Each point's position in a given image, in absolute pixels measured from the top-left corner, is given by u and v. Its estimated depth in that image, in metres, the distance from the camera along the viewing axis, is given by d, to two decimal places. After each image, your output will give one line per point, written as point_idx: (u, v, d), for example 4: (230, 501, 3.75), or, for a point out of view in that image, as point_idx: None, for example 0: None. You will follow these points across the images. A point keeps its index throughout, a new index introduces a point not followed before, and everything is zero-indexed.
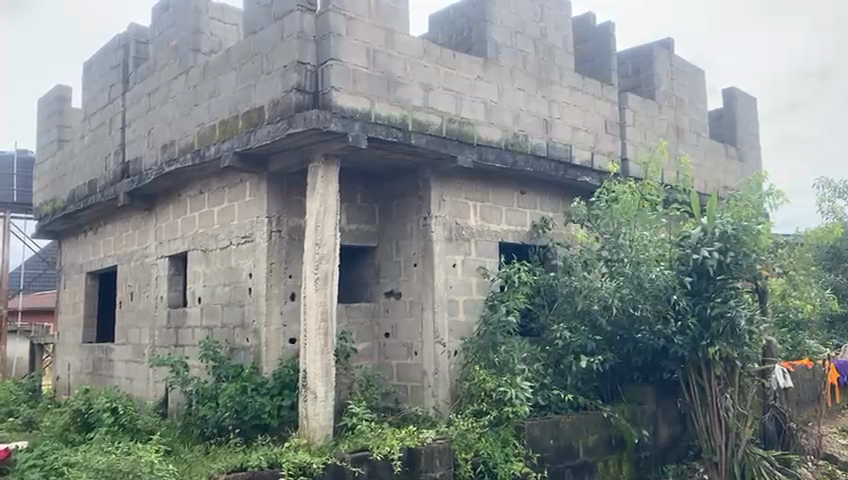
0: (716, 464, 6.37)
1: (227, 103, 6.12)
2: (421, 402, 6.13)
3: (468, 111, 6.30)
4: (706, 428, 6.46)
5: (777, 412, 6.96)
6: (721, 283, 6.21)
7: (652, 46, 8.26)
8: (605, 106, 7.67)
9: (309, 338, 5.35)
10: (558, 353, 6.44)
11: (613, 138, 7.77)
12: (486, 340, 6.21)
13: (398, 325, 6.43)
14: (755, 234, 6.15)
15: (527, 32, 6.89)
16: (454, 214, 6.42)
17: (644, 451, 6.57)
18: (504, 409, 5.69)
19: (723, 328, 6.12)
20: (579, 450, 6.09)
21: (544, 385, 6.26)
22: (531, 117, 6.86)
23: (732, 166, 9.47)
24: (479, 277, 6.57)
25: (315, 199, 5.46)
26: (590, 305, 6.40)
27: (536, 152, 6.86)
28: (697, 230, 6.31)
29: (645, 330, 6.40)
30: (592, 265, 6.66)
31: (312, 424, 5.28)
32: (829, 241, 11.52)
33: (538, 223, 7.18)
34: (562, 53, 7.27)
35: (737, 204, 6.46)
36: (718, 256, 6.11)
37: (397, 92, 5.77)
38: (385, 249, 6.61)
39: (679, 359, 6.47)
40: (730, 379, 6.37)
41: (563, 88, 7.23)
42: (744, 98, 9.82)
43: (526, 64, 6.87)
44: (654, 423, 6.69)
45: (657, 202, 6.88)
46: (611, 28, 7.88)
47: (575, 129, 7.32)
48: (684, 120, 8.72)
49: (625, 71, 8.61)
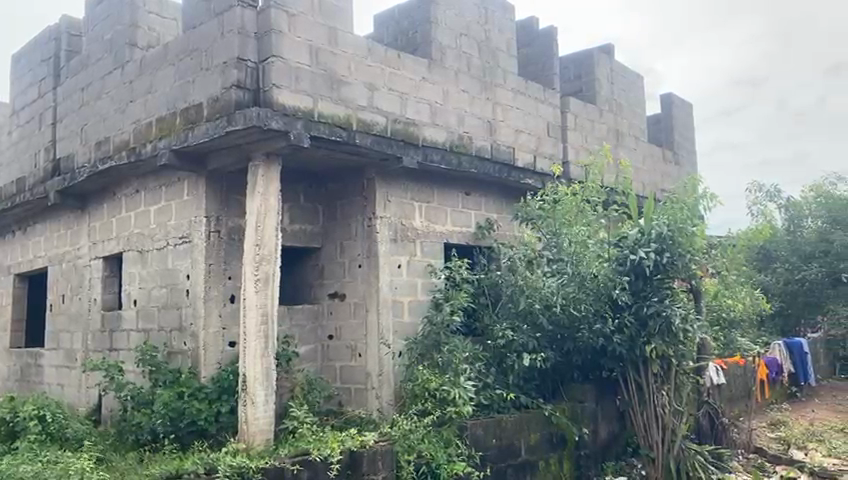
0: (653, 460, 6.53)
1: (164, 100, 5.94)
2: (365, 405, 6.08)
3: (412, 111, 6.29)
4: (643, 425, 6.63)
5: (710, 408, 7.18)
6: (658, 283, 6.41)
7: (592, 51, 8.44)
8: (547, 110, 7.80)
9: (249, 342, 5.22)
10: (500, 353, 6.48)
11: (556, 141, 7.90)
12: (430, 340, 6.20)
13: (342, 327, 6.36)
14: (689, 235, 6.36)
15: (471, 35, 6.93)
16: (399, 215, 6.40)
17: (584, 449, 6.65)
18: (447, 409, 5.68)
19: (659, 327, 6.29)
20: (521, 449, 6.13)
21: (487, 385, 6.28)
22: (475, 119, 6.91)
23: (670, 169, 9.76)
24: (424, 278, 6.59)
25: (255, 198, 5.35)
26: (532, 304, 6.46)
27: (480, 154, 6.92)
28: (634, 232, 6.49)
29: (585, 329, 6.51)
30: (536, 263, 6.72)
31: (251, 429, 5.16)
32: (758, 242, 12.05)
33: (483, 224, 7.23)
34: (506, 56, 7.34)
35: (672, 205, 6.66)
36: (654, 256, 6.27)
37: (340, 91, 5.71)
38: (329, 250, 6.54)
39: (618, 357, 6.60)
40: (666, 377, 6.53)
41: (506, 91, 7.30)
42: (681, 103, 10.13)
43: (471, 66, 6.91)
44: (593, 421, 6.78)
45: (597, 203, 7.04)
46: (554, 32, 8.01)
47: (519, 132, 7.40)
48: (623, 124, 8.93)
49: (567, 76, 8.76)
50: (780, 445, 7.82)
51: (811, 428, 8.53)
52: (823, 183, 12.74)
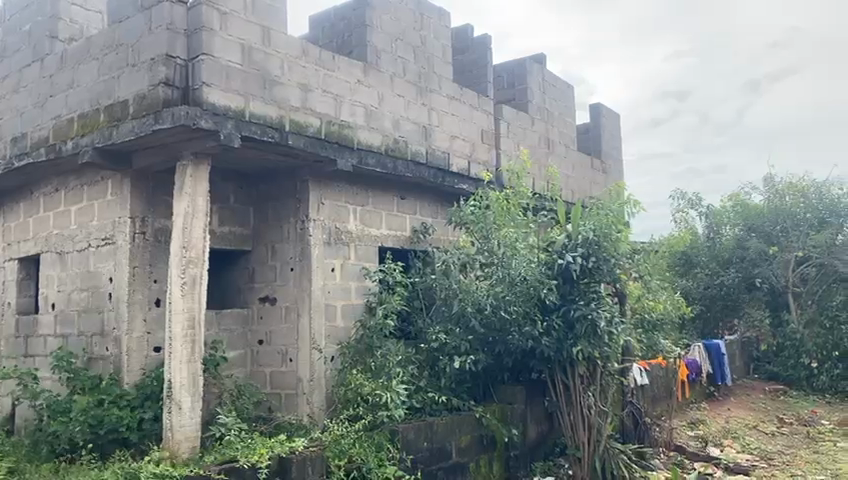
0: (579, 460, 6.67)
1: (87, 95, 5.70)
2: (295, 410, 6.00)
3: (347, 113, 6.26)
4: (570, 425, 6.78)
5: (634, 408, 7.39)
6: (584, 287, 6.54)
7: (525, 61, 8.63)
8: (481, 116, 7.91)
9: (174, 347, 5.07)
10: (434, 356, 6.59)
11: (489, 147, 8.02)
12: (363, 344, 6.27)
13: (272, 332, 6.26)
14: (614, 241, 6.58)
15: (406, 39, 6.96)
16: (333, 217, 6.36)
17: (513, 450, 6.74)
18: (379, 413, 5.70)
19: (586, 329, 6.43)
20: (452, 451, 6.14)
21: (420, 388, 6.33)
22: (410, 124, 6.93)
23: (597, 177, 10.07)
24: (358, 281, 6.56)
25: (182, 199, 5.20)
26: (465, 307, 6.57)
27: (415, 158, 6.95)
28: (562, 236, 6.66)
29: (515, 332, 6.58)
30: (468, 267, 6.86)
31: (176, 436, 5.00)
32: (680, 248, 12.56)
33: (418, 228, 7.25)
34: (440, 61, 7.40)
35: (599, 210, 6.81)
36: (581, 261, 6.44)
37: (273, 91, 5.62)
38: (260, 252, 6.43)
39: (546, 359, 6.73)
40: (592, 377, 6.73)
41: (441, 97, 7.36)
42: (609, 113, 10.48)
43: (406, 70, 6.94)
44: (522, 423, 6.88)
45: (527, 207, 7.20)
46: (488, 41, 8.13)
47: (453, 137, 7.48)
48: (555, 132, 9.15)
49: (500, 84, 8.92)
50: (698, 441, 8.13)
51: (727, 426, 8.93)
52: (741, 192, 13.29)
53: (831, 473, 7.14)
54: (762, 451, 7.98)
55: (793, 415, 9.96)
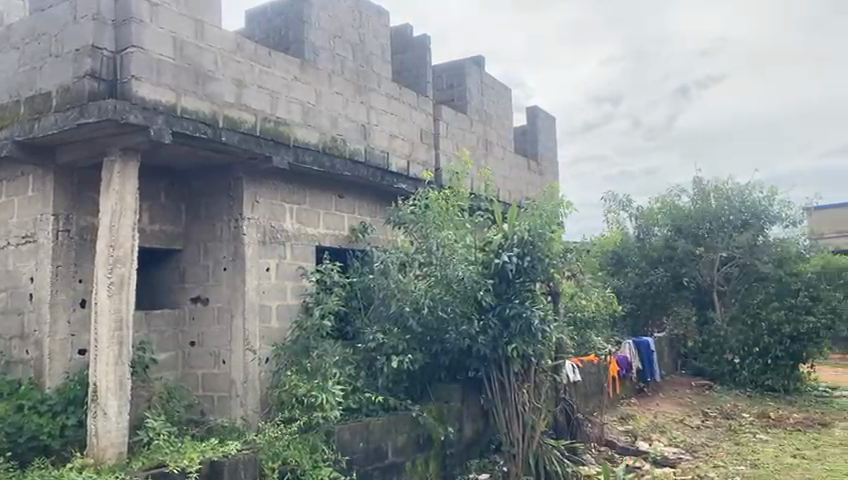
0: (514, 456, 6.76)
1: (6, 86, 5.44)
2: (228, 414, 5.88)
3: (283, 111, 6.17)
4: (505, 422, 6.87)
5: (566, 404, 7.52)
6: (519, 286, 6.66)
7: (464, 62, 8.70)
8: (420, 117, 7.93)
9: (100, 349, 4.89)
10: (371, 356, 6.52)
11: (428, 147, 8.05)
12: (299, 345, 6.20)
13: (204, 333, 6.12)
14: (549, 240, 6.67)
15: (345, 37, 6.91)
16: (268, 216, 6.25)
17: (449, 448, 6.78)
18: (315, 414, 5.64)
19: (521, 327, 6.56)
20: (388, 450, 6.13)
21: (356, 388, 6.28)
22: (348, 122, 6.88)
23: (534, 179, 10.25)
24: (295, 281, 6.47)
25: (109, 196, 5.01)
26: (403, 307, 6.59)
27: (353, 157, 6.91)
28: (498, 236, 6.76)
29: (452, 331, 6.64)
30: (408, 266, 6.83)
31: (101, 442, 4.82)
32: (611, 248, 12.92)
33: (357, 227, 7.22)
34: (379, 60, 7.38)
35: (534, 209, 6.92)
36: (516, 260, 6.59)
37: (206, 87, 5.49)
38: (193, 251, 6.27)
39: (483, 358, 6.83)
40: (526, 375, 6.84)
41: (380, 96, 7.34)
42: (545, 116, 10.70)
43: (344, 68, 6.89)
44: (459, 421, 6.93)
45: (464, 208, 7.25)
46: (427, 41, 8.16)
47: (392, 136, 7.47)
48: (492, 134, 9.26)
49: (440, 84, 8.95)
50: (628, 436, 8.34)
51: (655, 421, 9.23)
52: (669, 194, 13.76)
53: (750, 463, 7.48)
54: (688, 444, 8.29)
55: (717, 409, 10.40)
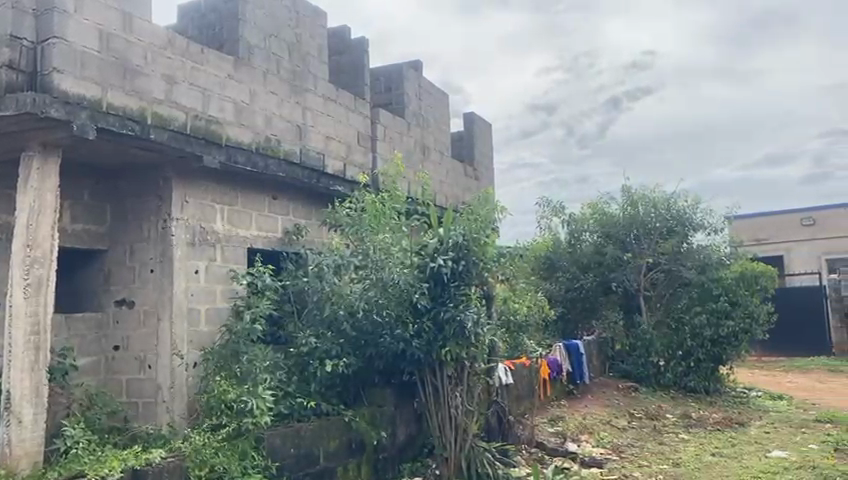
0: (446, 460, 6.76)
1: None
2: (154, 420, 5.72)
3: (216, 109, 6.03)
4: (438, 426, 6.85)
5: (499, 406, 7.61)
6: (455, 289, 6.54)
7: (402, 65, 8.72)
8: (357, 119, 7.89)
9: (14, 353, 4.63)
10: (303, 360, 6.50)
11: (365, 150, 8.02)
12: (229, 349, 6.06)
13: (129, 337, 5.91)
14: (483, 244, 6.64)
15: (280, 36, 6.82)
16: (198, 216, 6.09)
17: (382, 452, 6.77)
18: (244, 420, 5.50)
19: (455, 331, 6.48)
20: (319, 455, 6.05)
21: (288, 393, 6.22)
22: (283, 122, 6.78)
23: (470, 184, 10.37)
24: (225, 284, 6.34)
25: (27, 193, 4.76)
26: (338, 310, 6.63)
27: (288, 158, 6.81)
28: (433, 240, 6.64)
29: (387, 335, 6.59)
30: (343, 270, 6.85)
31: (15, 452, 4.58)
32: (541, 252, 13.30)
33: (291, 229, 7.14)
34: (316, 61, 7.31)
35: (469, 213, 6.88)
36: (451, 264, 6.49)
37: (134, 82, 5.31)
38: (118, 252, 6.04)
39: (417, 361, 6.71)
40: (459, 377, 6.87)
41: (317, 97, 7.27)
42: (482, 123, 10.87)
43: (280, 68, 6.80)
44: (392, 425, 6.92)
45: (400, 211, 7.21)
46: (365, 43, 8.15)
47: (328, 138, 7.40)
48: (430, 138, 9.32)
49: (377, 87, 8.94)
50: (558, 438, 8.51)
51: (584, 422, 9.46)
52: (599, 201, 14.07)
53: (673, 462, 7.76)
54: (614, 445, 8.53)
55: (642, 410, 10.76)
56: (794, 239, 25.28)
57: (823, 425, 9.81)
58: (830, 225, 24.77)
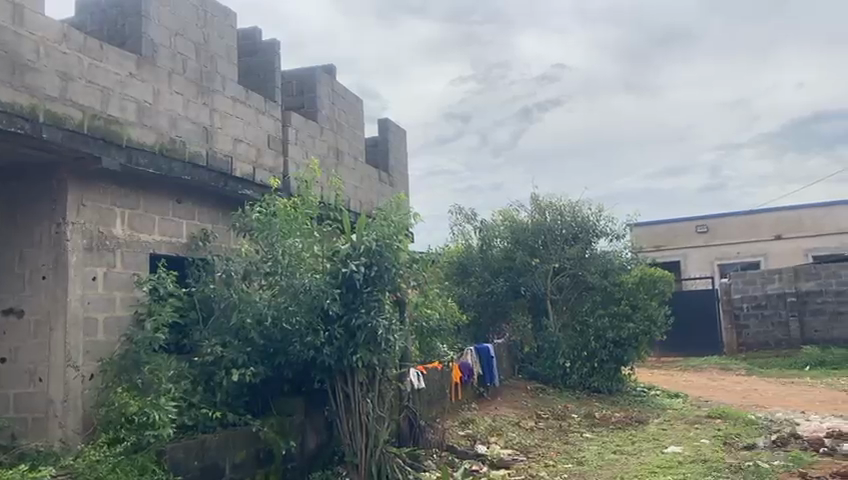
0: (356, 466, 6.72)
1: None
2: (44, 436, 5.39)
3: (116, 109, 5.76)
4: (348, 432, 6.80)
5: (410, 410, 7.70)
6: (367, 296, 6.47)
7: (314, 70, 8.71)
8: (268, 122, 7.74)
9: None
10: (208, 370, 6.30)
11: (275, 154, 7.87)
12: (129, 360, 5.81)
13: (18, 349, 5.55)
14: (396, 251, 6.63)
15: (187, 35, 6.62)
16: (96, 221, 5.81)
17: (291, 462, 6.65)
18: (145, 433, 5.28)
19: (366, 337, 6.45)
20: (225, 468, 5.87)
21: (193, 404, 6.00)
22: (189, 124, 6.57)
23: (384, 189, 10.38)
24: (125, 291, 6.04)
25: None
26: (244, 319, 6.43)
27: (194, 161, 6.59)
28: (346, 245, 6.60)
29: (297, 343, 6.46)
30: (251, 275, 6.76)
31: None
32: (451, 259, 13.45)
33: (197, 234, 6.91)
34: (225, 62, 7.13)
35: (383, 218, 6.84)
36: (363, 270, 6.45)
37: (25, 78, 5.00)
38: (6, 257, 5.66)
39: (327, 368, 6.66)
40: (371, 383, 6.82)
41: (225, 98, 7.08)
42: (396, 129, 10.93)
43: (186, 67, 6.58)
44: (301, 434, 6.80)
45: (313, 215, 7.09)
46: (276, 45, 8.03)
47: (237, 141, 7.22)
48: (343, 143, 9.27)
49: (289, 90, 8.83)
50: (468, 440, 8.63)
51: (493, 424, 9.65)
52: (510, 209, 14.34)
53: (577, 461, 8.05)
54: (522, 445, 8.75)
55: (549, 410, 11.14)
56: (689, 245, 26.82)
57: (714, 421, 10.44)
58: (721, 233, 26.45)
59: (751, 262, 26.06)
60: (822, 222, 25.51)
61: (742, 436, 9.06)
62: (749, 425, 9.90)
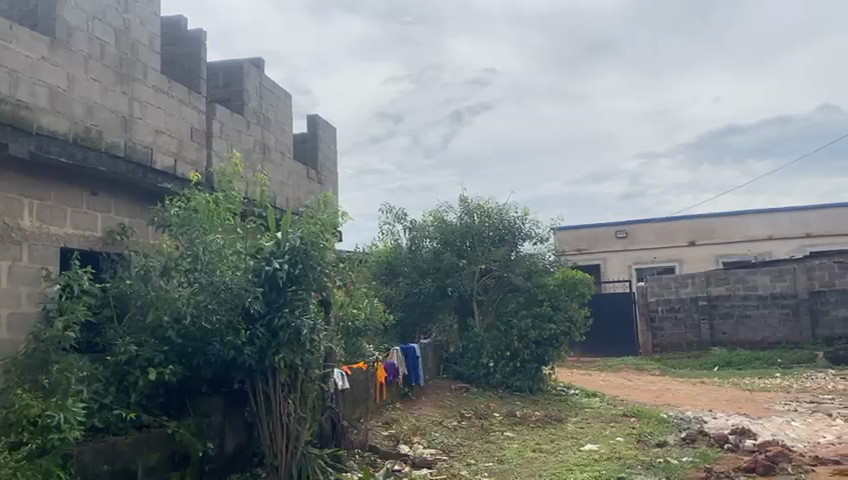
0: (276, 468, 6.62)
1: None
2: None
3: (26, 93, 5.45)
4: (269, 434, 6.67)
5: (333, 412, 7.62)
6: (291, 295, 6.38)
7: (242, 63, 8.50)
8: (190, 113, 7.49)
9: None
10: (122, 370, 6.03)
11: (198, 147, 7.63)
12: (35, 359, 5.49)
13: None
14: (322, 249, 6.50)
15: (106, 19, 6.34)
16: (2, 212, 5.49)
17: (208, 464, 6.45)
18: (50, 436, 4.94)
19: (289, 337, 6.32)
20: (137, 471, 5.66)
21: (104, 405, 5.75)
22: (106, 113, 6.29)
23: (312, 186, 10.26)
24: (33, 287, 5.76)
25: None
26: (161, 317, 6.25)
27: (111, 151, 6.32)
28: (270, 243, 6.45)
29: (217, 342, 6.31)
30: (171, 271, 6.54)
31: None
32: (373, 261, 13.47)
33: (115, 229, 6.64)
34: (147, 49, 6.85)
35: (309, 217, 6.73)
36: (287, 268, 6.33)
37: None
38: None
39: (248, 368, 6.50)
40: (293, 385, 6.69)
41: (146, 88, 6.82)
42: (325, 126, 10.78)
43: (104, 53, 6.30)
44: (219, 435, 6.62)
45: (236, 212, 6.92)
46: (202, 35, 7.80)
47: (158, 132, 6.97)
48: (270, 138, 9.09)
49: (216, 82, 8.60)
50: (392, 440, 8.61)
51: (417, 423, 9.69)
52: (439, 211, 14.40)
53: (496, 459, 8.18)
54: (445, 445, 8.82)
55: (472, 409, 11.26)
56: (610, 249, 27.77)
57: (628, 419, 10.84)
58: (640, 238, 27.52)
59: (666, 267, 27.25)
60: (732, 230, 26.93)
61: (655, 433, 9.46)
62: (661, 422, 10.33)
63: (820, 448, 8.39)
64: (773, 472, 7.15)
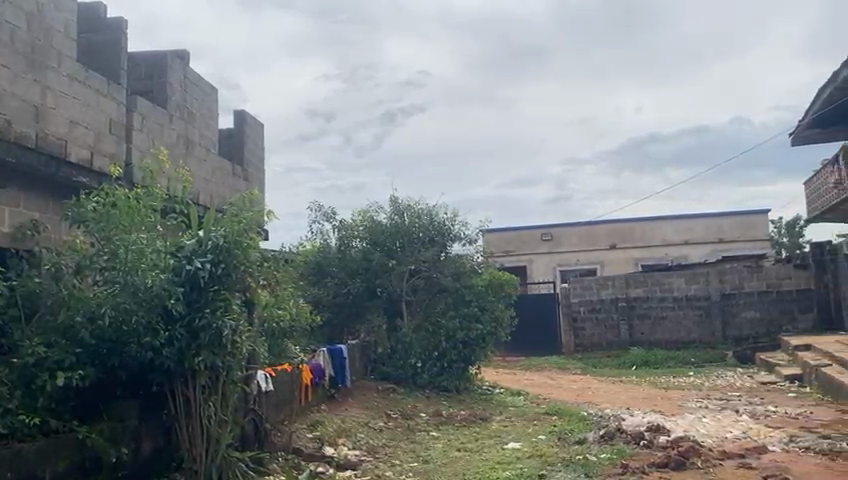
0: (194, 472, 6.43)
1: None
2: None
3: None
4: (188, 438, 6.49)
5: (255, 414, 7.59)
6: (212, 295, 6.20)
7: (165, 55, 8.21)
8: (109, 105, 7.18)
9: None
10: (28, 372, 5.69)
11: (117, 140, 7.32)
12: None
13: None
14: (245, 248, 6.38)
15: (17, 3, 6.01)
16: None
17: (122, 470, 6.18)
18: None
19: (209, 338, 6.15)
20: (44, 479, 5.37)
21: (8, 410, 5.41)
22: (16, 101, 5.95)
23: (237, 183, 10.04)
24: None
25: None
26: (71, 317, 5.96)
27: (22, 142, 5.99)
28: (191, 241, 6.27)
29: (134, 344, 6.09)
30: (85, 270, 6.26)
31: None
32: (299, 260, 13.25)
33: (26, 225, 6.28)
34: (62, 36, 6.51)
35: (233, 216, 6.57)
36: (209, 267, 6.14)
37: None
38: None
39: (167, 371, 6.28)
40: (213, 388, 6.51)
41: (61, 76, 6.50)
42: (252, 122, 10.59)
43: (14, 38, 5.96)
44: (134, 440, 6.38)
45: (157, 208, 6.62)
46: (123, 24, 7.50)
47: (73, 124, 6.65)
48: (194, 133, 8.82)
49: (138, 74, 8.29)
50: (316, 442, 8.50)
51: (342, 425, 9.61)
52: (369, 210, 14.33)
53: (421, 460, 8.21)
54: (369, 446, 8.80)
55: (398, 410, 11.27)
56: (535, 252, 28.40)
57: (551, 417, 11.12)
58: (564, 241, 28.28)
59: (589, 269, 28.11)
60: (650, 234, 28.09)
61: (575, 431, 9.76)
62: (582, 420, 10.64)
63: (727, 443, 8.84)
64: (684, 467, 7.49)
